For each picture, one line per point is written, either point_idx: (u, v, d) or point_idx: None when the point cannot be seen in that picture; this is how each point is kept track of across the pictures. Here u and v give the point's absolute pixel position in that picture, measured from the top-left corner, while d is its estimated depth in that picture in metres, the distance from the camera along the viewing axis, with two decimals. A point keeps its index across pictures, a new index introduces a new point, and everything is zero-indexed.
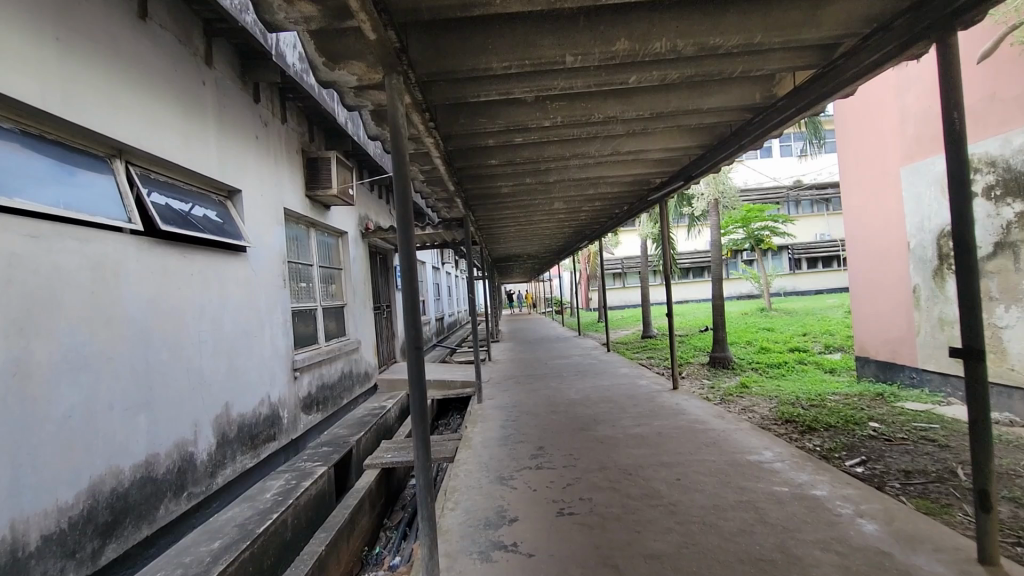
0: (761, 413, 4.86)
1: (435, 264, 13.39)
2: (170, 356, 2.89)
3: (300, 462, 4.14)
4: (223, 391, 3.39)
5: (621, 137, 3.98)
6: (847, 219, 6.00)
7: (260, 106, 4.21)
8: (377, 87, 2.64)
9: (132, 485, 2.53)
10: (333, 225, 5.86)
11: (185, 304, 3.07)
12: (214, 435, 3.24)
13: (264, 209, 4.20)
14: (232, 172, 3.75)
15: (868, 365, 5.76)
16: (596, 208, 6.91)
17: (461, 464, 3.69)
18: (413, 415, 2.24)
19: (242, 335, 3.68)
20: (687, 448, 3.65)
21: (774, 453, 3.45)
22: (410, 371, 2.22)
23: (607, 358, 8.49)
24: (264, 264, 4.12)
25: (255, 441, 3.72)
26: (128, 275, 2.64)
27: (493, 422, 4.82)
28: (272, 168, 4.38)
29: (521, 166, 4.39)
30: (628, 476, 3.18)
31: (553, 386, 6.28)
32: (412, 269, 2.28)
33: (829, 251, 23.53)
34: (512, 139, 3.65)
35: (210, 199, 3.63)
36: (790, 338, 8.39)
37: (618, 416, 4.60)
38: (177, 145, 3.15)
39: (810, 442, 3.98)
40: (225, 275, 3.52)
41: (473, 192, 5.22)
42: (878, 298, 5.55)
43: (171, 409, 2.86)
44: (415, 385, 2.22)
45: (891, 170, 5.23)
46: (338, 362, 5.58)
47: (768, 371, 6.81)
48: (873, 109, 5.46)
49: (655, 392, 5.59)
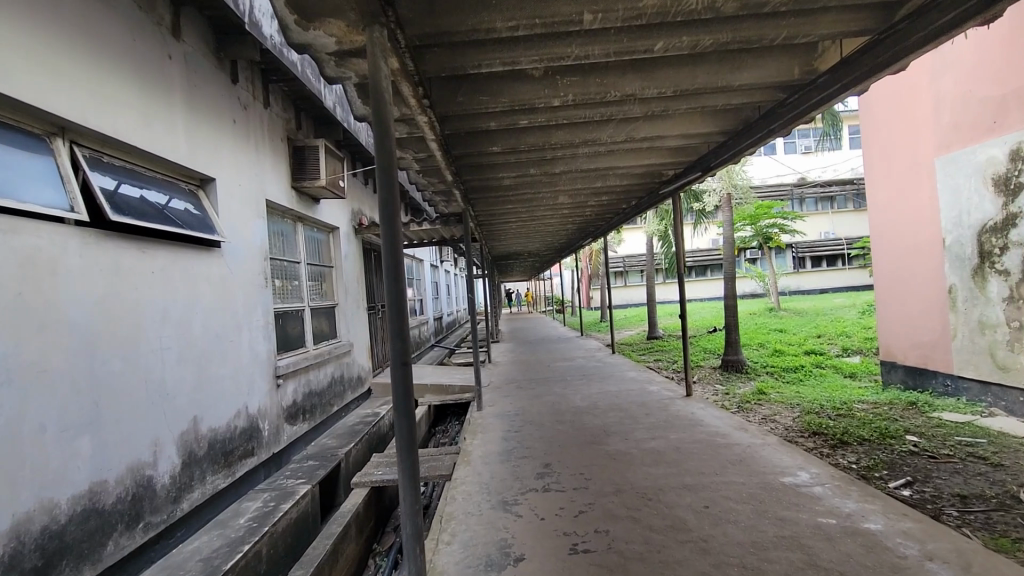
0: (785, 424, 4.47)
1: (433, 262, 12.99)
2: (124, 366, 2.51)
3: (281, 480, 3.75)
4: (190, 404, 3.01)
5: (637, 121, 3.60)
6: (873, 215, 5.63)
7: (238, 88, 3.81)
8: (361, 54, 2.25)
9: (70, 521, 2.15)
10: (323, 220, 5.46)
11: (143, 307, 2.69)
12: (179, 454, 2.86)
13: (242, 200, 3.81)
14: (204, 158, 3.36)
15: (895, 370, 5.38)
16: (603, 202, 6.51)
17: (459, 485, 3.30)
18: (401, 442, 1.87)
19: (215, 340, 3.31)
20: (712, 468, 3.26)
21: (811, 474, 3.07)
22: (396, 395, 1.87)
23: (612, 360, 8.10)
24: (243, 261, 3.74)
25: (229, 458, 3.34)
26: (68, 273, 2.25)
27: (495, 433, 4.44)
28: (252, 156, 3.99)
29: (525, 154, 4.01)
30: (648, 503, 2.79)
31: (558, 392, 5.89)
32: (399, 267, 1.90)
33: (834, 249, 23.16)
34: (516, 122, 3.27)
35: (178, 189, 3.24)
36: (804, 340, 8.01)
37: (630, 428, 4.21)
38: (135, 126, 2.76)
39: (845, 459, 3.60)
40: (194, 273, 3.13)
41: (473, 184, 4.84)
42: (907, 299, 5.17)
43: (125, 427, 2.48)
44: (401, 413, 1.87)
45: (924, 161, 4.85)
46: (327, 366, 5.19)
47: (784, 376, 6.43)
48: (903, 96, 5.08)
49: (668, 399, 5.20)
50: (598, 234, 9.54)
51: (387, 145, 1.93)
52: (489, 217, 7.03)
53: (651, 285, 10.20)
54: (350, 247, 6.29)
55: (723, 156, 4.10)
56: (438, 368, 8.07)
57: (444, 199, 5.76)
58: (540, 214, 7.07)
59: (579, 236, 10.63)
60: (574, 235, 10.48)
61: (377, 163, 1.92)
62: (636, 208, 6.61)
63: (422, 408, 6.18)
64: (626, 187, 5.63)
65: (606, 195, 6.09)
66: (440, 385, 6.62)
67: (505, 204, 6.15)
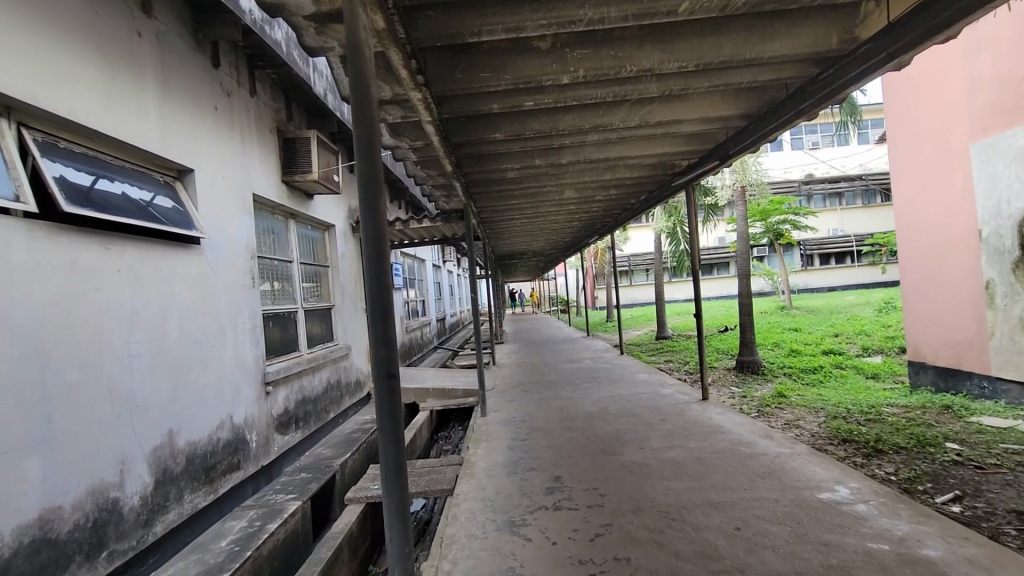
0: (812, 430, 4.17)
1: (435, 262, 12.72)
2: (83, 376, 2.24)
3: (269, 495, 3.46)
4: (165, 417, 2.74)
5: (652, 103, 3.32)
6: (898, 206, 5.32)
7: (220, 72, 3.54)
8: (343, 17, 1.96)
9: (15, 555, 1.87)
10: (316, 217, 5.18)
11: (108, 310, 2.42)
12: (151, 472, 2.59)
13: (225, 193, 3.53)
14: (180, 146, 3.09)
15: (925, 371, 5.07)
16: (611, 196, 6.22)
17: (461, 501, 3.02)
18: (386, 464, 1.61)
19: (194, 346, 3.03)
20: (739, 481, 2.96)
21: (851, 489, 2.77)
22: (379, 409, 1.59)
23: (621, 362, 7.80)
24: (226, 259, 3.46)
25: (211, 473, 3.07)
26: (12, 271, 1.98)
27: (500, 441, 4.15)
28: (237, 146, 3.72)
29: (530, 142, 3.73)
30: (672, 524, 2.49)
31: (565, 396, 5.61)
32: (385, 260, 1.63)
33: (843, 247, 22.78)
34: (521, 105, 2.99)
35: (151, 180, 2.97)
36: (822, 339, 7.69)
37: (645, 436, 3.91)
38: (97, 108, 2.49)
39: (882, 471, 3.30)
40: (167, 273, 2.86)
41: (475, 177, 4.56)
42: (937, 295, 4.86)
43: (84, 445, 2.21)
44: (384, 430, 1.59)
45: (957, 148, 4.54)
46: (322, 371, 4.91)
47: (803, 378, 6.11)
48: (933, 80, 4.79)
49: (683, 404, 4.90)
50: (604, 231, 9.25)
51: (368, 118, 1.63)
52: (492, 213, 6.75)
53: (660, 284, 9.89)
54: (347, 246, 6.02)
55: (744, 143, 3.81)
56: (440, 371, 7.79)
57: (445, 194, 5.48)
58: (545, 210, 6.79)
59: (585, 234, 10.34)
60: (580, 233, 10.18)
61: (355, 139, 1.63)
62: (646, 202, 6.32)
63: (424, 414, 5.89)
64: (636, 179, 5.34)
65: (615, 189, 5.81)
66: (442, 389, 6.33)
67: (509, 199, 5.87)
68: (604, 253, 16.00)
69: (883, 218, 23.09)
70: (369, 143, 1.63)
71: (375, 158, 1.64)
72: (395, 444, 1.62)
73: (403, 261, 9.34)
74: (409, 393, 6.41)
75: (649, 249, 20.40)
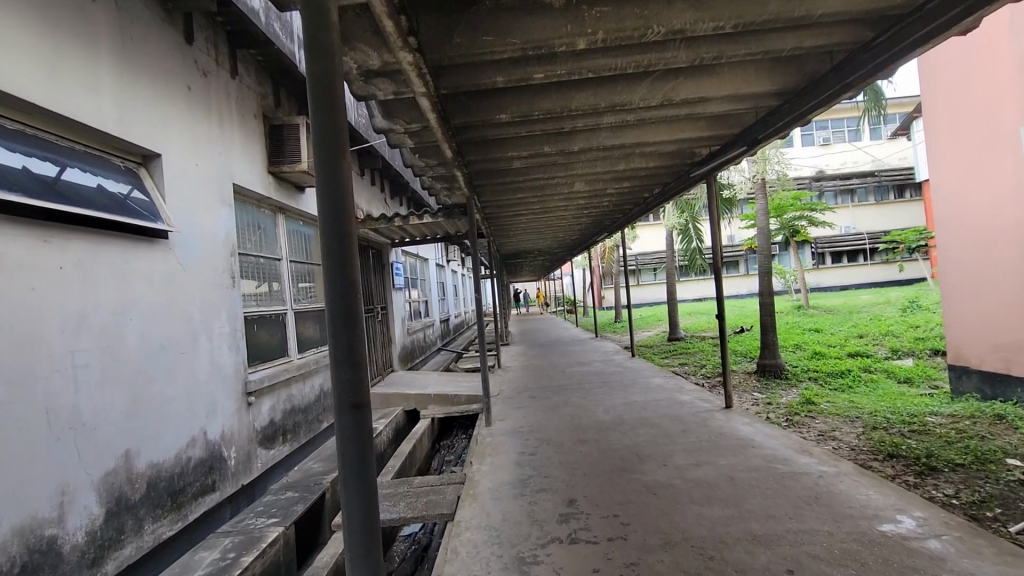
0: (851, 444, 3.77)
1: (439, 262, 12.40)
2: (9, 395, 1.89)
3: (248, 520, 3.08)
4: (122, 436, 2.38)
5: (677, 77, 2.95)
6: (937, 197, 4.92)
7: (194, 48, 3.19)
8: None
9: None
10: (309, 212, 4.83)
11: (46, 315, 2.07)
12: (101, 501, 2.24)
13: (201, 183, 3.18)
14: (144, 128, 2.74)
15: (968, 377, 4.65)
16: (623, 189, 5.83)
17: (462, 529, 2.65)
18: (352, 517, 1.29)
19: (161, 356, 2.69)
20: (781, 506, 2.58)
21: (915, 518, 2.38)
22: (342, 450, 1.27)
23: (632, 364, 7.43)
24: (203, 257, 3.12)
25: (178, 498, 2.72)
26: None
27: (506, 455, 3.78)
28: (215, 131, 3.37)
29: (540, 125, 3.37)
30: (710, 563, 2.11)
31: (576, 403, 5.22)
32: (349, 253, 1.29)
33: (856, 244, 22.28)
34: (530, 79, 2.63)
35: (110, 166, 2.62)
36: (846, 341, 7.28)
37: (667, 450, 3.53)
38: (37, 78, 2.14)
39: (941, 492, 2.90)
40: (127, 272, 2.51)
41: (478, 166, 4.19)
42: (983, 293, 4.45)
43: (11, 476, 1.86)
44: (350, 473, 1.28)
45: (1007, 131, 4.14)
46: (314, 378, 4.55)
47: (830, 383, 5.72)
48: (977, 60, 4.39)
49: (706, 412, 4.51)
50: (614, 228, 8.86)
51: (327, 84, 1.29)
52: (497, 208, 6.38)
53: (671, 283, 9.50)
54: None
55: (777, 124, 3.43)
56: (443, 375, 7.43)
57: (446, 187, 5.10)
58: (553, 204, 6.42)
59: (594, 231, 9.98)
60: (588, 230, 9.82)
61: (309, 116, 1.29)
62: (661, 195, 5.94)
63: (425, 422, 5.53)
64: (652, 170, 4.97)
65: (628, 181, 5.43)
66: (444, 395, 5.96)
67: (515, 192, 5.50)
68: (612, 252, 15.60)
69: (896, 215, 22.56)
70: (327, 121, 1.29)
71: (339, 136, 1.30)
72: (365, 498, 1.31)
73: (404, 260, 8.97)
74: (409, 399, 6.04)
75: (657, 248, 20.03)
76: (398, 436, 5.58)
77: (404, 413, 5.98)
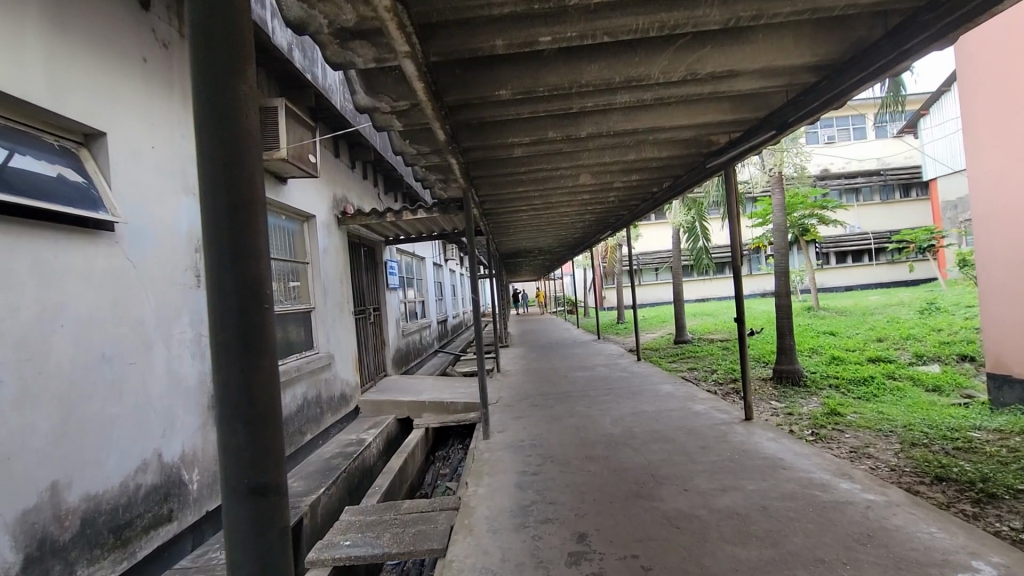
0: (890, 463, 3.39)
1: (436, 261, 12.00)
2: None
3: (211, 553, 2.69)
4: (47, 467, 1.99)
5: (704, 46, 2.57)
6: (976, 191, 4.53)
7: (151, 15, 2.80)
8: None
9: None
10: (291, 205, 4.43)
11: None
12: (16, 547, 1.85)
13: (159, 168, 2.79)
14: (84, 100, 2.34)
15: (1011, 388, 4.26)
16: (631, 183, 5.46)
17: (454, 568, 2.27)
18: None
19: (103, 368, 2.30)
20: (828, 546, 2.20)
21: (993, 566, 1.99)
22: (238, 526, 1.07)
23: (639, 369, 7.04)
24: (160, 253, 2.73)
25: (124, 533, 2.32)
26: None
27: (505, 474, 3.40)
28: (177, 110, 2.97)
29: (544, 105, 2.99)
30: None
31: (581, 413, 4.84)
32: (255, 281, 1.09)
33: (862, 245, 21.91)
34: (536, 45, 2.24)
35: (41, 145, 2.22)
36: (865, 345, 6.89)
37: (686, 472, 3.15)
38: None
39: (1007, 524, 2.52)
40: (56, 270, 2.12)
41: (476, 154, 3.82)
42: None
43: None
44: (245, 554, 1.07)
45: None
46: (296, 387, 4.16)
47: (853, 391, 5.34)
48: (1019, 40, 4.02)
49: (724, 425, 4.13)
50: (618, 226, 8.48)
51: (227, 91, 1.07)
52: (496, 203, 6.00)
53: (678, 284, 9.10)
54: (330, 240, 5.25)
55: (813, 104, 3.07)
56: (439, 380, 7.03)
57: (441, 181, 4.71)
58: (555, 200, 6.04)
59: (597, 229, 9.60)
60: (592, 228, 9.43)
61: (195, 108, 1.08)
62: (672, 189, 5.55)
63: (418, 432, 5.13)
64: (663, 161, 4.60)
65: (637, 173, 5.06)
66: (440, 402, 5.57)
67: (515, 185, 5.12)
68: (614, 251, 15.21)
69: (903, 215, 22.18)
70: (217, 147, 1.07)
71: (242, 161, 1.09)
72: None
73: (400, 259, 8.58)
74: (402, 407, 5.65)
75: (659, 248, 19.68)
76: (389, 448, 5.19)
77: (396, 421, 5.59)
